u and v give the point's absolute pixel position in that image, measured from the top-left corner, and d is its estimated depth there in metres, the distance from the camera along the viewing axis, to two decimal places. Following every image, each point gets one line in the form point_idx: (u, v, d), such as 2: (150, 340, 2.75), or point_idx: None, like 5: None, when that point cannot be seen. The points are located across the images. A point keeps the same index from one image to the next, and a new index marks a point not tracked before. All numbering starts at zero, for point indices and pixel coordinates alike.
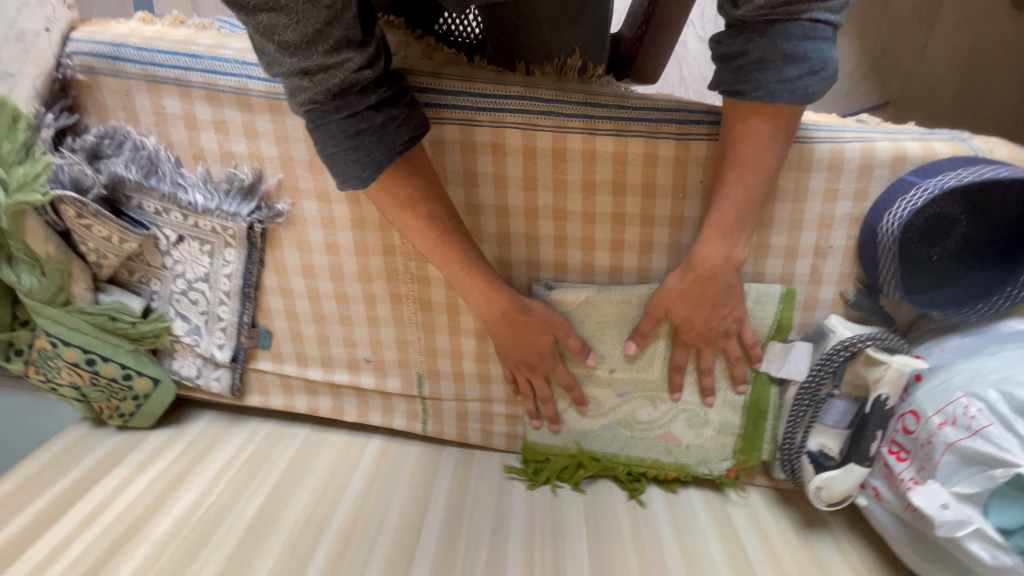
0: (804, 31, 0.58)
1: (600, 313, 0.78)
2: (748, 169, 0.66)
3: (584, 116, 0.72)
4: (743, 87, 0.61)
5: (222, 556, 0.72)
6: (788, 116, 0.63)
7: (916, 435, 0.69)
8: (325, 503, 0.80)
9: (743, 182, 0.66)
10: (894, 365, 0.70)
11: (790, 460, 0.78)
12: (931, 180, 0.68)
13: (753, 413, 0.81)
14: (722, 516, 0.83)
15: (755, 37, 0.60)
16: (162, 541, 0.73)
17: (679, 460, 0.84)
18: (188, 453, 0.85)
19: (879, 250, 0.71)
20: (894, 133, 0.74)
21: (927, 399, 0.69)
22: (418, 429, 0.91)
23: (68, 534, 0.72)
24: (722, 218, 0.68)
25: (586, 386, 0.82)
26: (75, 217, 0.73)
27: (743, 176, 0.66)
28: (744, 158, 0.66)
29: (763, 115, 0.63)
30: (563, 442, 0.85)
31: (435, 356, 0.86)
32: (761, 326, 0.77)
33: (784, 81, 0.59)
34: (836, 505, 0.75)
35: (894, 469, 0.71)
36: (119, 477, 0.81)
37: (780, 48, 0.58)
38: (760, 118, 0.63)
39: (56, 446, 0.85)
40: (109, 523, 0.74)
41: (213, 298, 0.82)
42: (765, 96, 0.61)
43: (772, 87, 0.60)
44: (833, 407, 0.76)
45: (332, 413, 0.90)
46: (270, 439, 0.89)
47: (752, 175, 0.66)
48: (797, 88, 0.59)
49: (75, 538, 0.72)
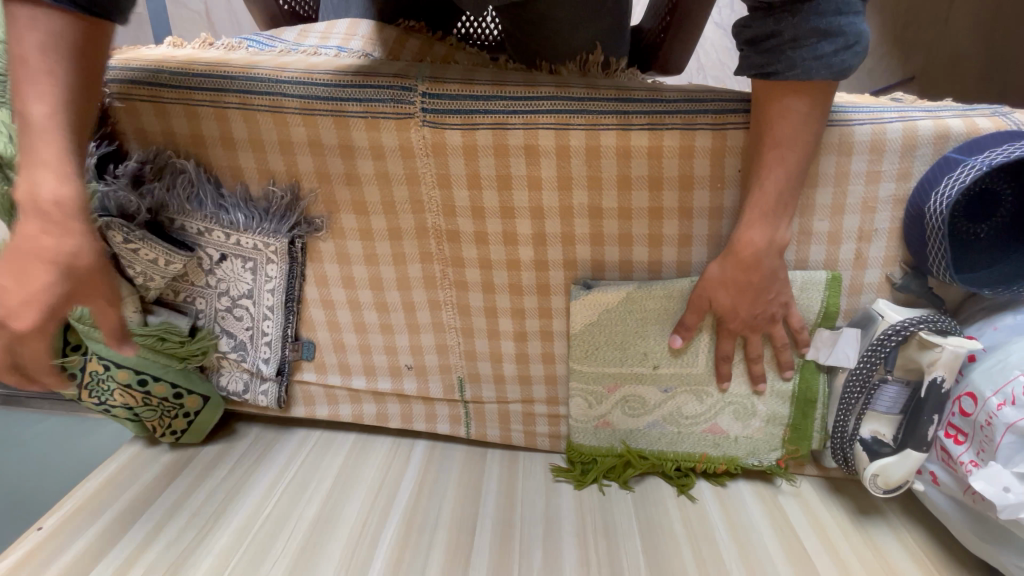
0: (837, 6, 0.56)
1: (642, 310, 0.78)
2: (786, 151, 0.63)
3: (617, 112, 0.72)
4: (777, 67, 0.59)
5: (283, 566, 0.73)
6: (822, 93, 0.61)
7: (974, 417, 0.67)
8: (377, 510, 0.80)
9: (780, 164, 0.64)
10: (948, 347, 0.68)
11: (842, 447, 0.77)
12: (978, 157, 0.66)
13: (802, 402, 0.81)
14: (775, 507, 0.83)
15: (785, 16, 0.57)
16: (224, 554, 0.74)
17: (729, 453, 0.84)
18: (240, 466, 0.87)
19: (927, 231, 0.70)
20: (936, 110, 0.72)
21: (984, 380, 0.67)
22: (462, 433, 0.91)
23: (134, 550, 0.74)
24: (763, 201, 0.65)
25: (630, 384, 0.82)
26: (122, 241, 0.73)
27: (781, 158, 0.64)
28: (782, 139, 0.63)
29: (797, 93, 0.61)
30: (609, 442, 0.85)
31: (475, 359, 0.86)
32: (806, 314, 0.76)
33: (819, 57, 0.56)
34: (894, 491, 0.73)
35: (953, 453, 0.69)
36: (177, 492, 0.82)
37: (813, 25, 0.56)
38: (795, 97, 0.61)
39: (114, 464, 0.87)
40: (171, 539, 0.76)
41: (257, 314, 0.83)
42: (802, 74, 0.58)
43: (807, 65, 0.57)
44: (885, 392, 0.75)
45: (376, 421, 0.91)
46: (318, 449, 0.90)
47: (793, 155, 0.63)
48: (834, 63, 0.57)
49: (140, 554, 0.74)
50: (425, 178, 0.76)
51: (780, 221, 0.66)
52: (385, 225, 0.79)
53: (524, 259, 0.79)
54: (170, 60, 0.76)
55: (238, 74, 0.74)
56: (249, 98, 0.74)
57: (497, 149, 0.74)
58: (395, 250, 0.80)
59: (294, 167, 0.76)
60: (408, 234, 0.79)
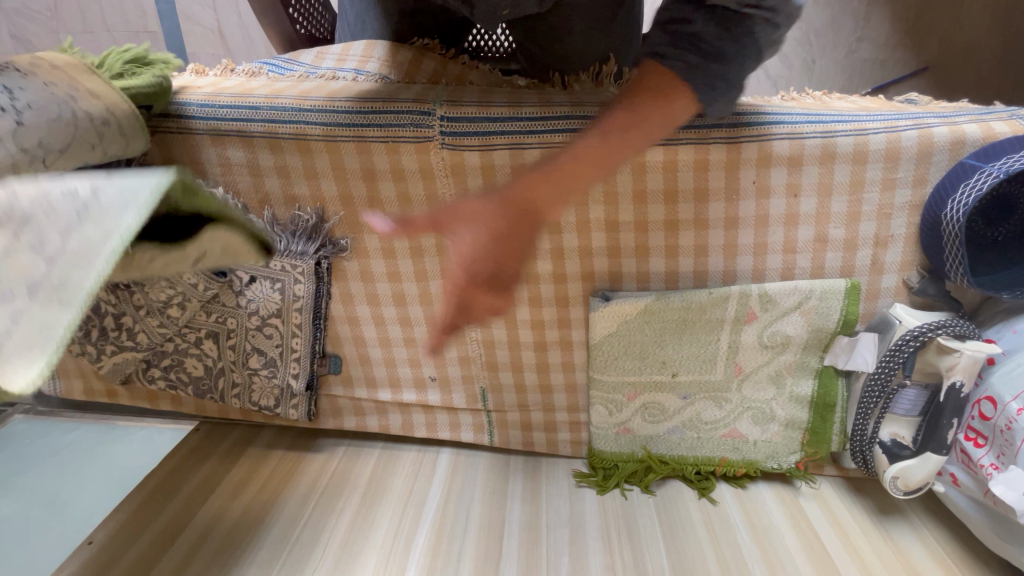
0: None
1: (660, 320, 0.80)
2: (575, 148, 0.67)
3: None
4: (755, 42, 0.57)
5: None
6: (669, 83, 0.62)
7: (994, 421, 0.68)
8: (408, 518, 0.83)
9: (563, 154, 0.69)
10: (967, 352, 0.69)
11: (862, 450, 0.78)
12: (995, 164, 0.66)
13: (820, 407, 0.82)
14: (795, 509, 0.84)
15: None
16: (266, 565, 0.78)
17: (747, 457, 0.86)
18: (275, 478, 0.90)
19: (944, 237, 0.70)
20: (951, 115, 0.72)
21: (1004, 385, 0.68)
22: (485, 441, 0.93)
23: (182, 562, 0.78)
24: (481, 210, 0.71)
25: (650, 392, 0.84)
26: None
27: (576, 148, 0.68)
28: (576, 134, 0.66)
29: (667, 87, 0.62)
30: (630, 448, 0.87)
31: (497, 369, 0.89)
32: (824, 321, 0.77)
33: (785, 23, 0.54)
34: (914, 492, 0.75)
35: (973, 456, 0.70)
36: (218, 504, 0.86)
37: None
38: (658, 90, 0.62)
39: (156, 477, 0.90)
40: (216, 550, 0.80)
41: (287, 332, 0.86)
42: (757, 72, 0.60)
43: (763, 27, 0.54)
44: (904, 396, 0.76)
45: (402, 430, 0.94)
46: (348, 459, 0.93)
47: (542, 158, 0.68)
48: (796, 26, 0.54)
49: (187, 566, 0.78)
50: (444, 198, 0.78)
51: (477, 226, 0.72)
52: (407, 244, 0.82)
53: (542, 272, 0.81)
54: (197, 92, 0.79)
55: (262, 104, 0.76)
56: (274, 126, 0.76)
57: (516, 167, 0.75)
58: (417, 266, 0.83)
59: (319, 192, 0.79)
60: (430, 251, 0.81)
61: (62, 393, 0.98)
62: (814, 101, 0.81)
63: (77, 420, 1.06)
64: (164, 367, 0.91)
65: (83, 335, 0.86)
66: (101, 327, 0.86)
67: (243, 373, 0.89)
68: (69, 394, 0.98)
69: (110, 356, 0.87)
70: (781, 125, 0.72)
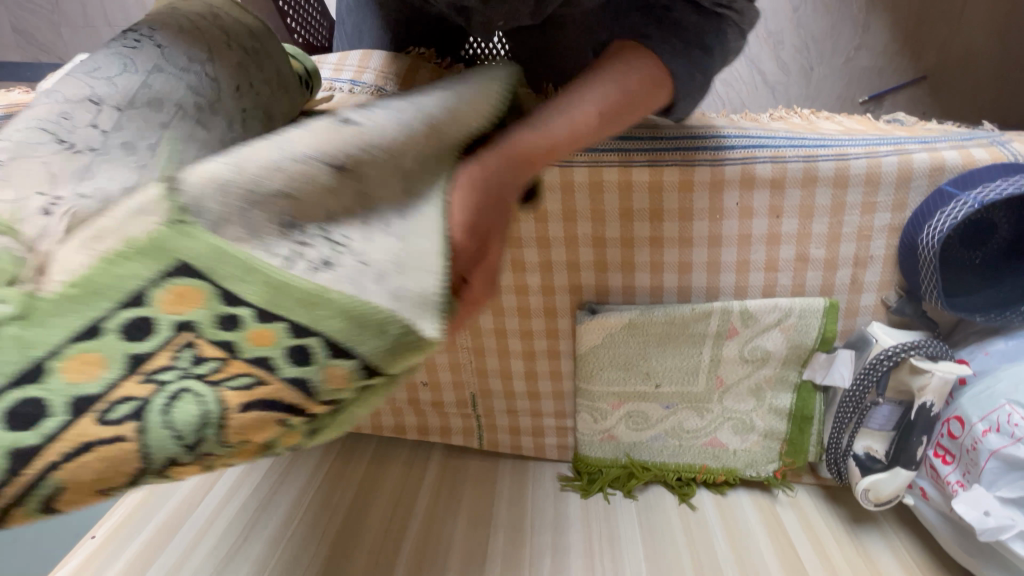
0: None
1: (645, 333, 0.82)
2: (573, 102, 0.45)
3: (619, 150, 0.75)
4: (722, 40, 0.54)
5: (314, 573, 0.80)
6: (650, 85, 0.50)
7: (961, 440, 0.71)
8: (398, 519, 0.86)
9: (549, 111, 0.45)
10: (938, 374, 0.71)
11: (837, 462, 0.81)
12: (971, 192, 0.68)
13: (798, 419, 0.85)
14: (771, 515, 0.87)
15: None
16: (261, 561, 0.81)
17: (727, 465, 0.89)
18: (270, 476, 0.93)
19: (920, 261, 0.72)
20: (932, 141, 0.74)
21: (972, 405, 0.71)
22: (475, 444, 0.96)
23: (179, 559, 0.82)
24: None
25: (634, 401, 0.86)
26: None
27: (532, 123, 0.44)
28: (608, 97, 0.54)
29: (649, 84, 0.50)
30: (614, 454, 0.91)
31: (486, 376, 0.91)
32: (803, 338, 0.79)
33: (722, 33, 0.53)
34: (885, 504, 0.78)
35: (940, 472, 0.73)
36: (215, 501, 0.89)
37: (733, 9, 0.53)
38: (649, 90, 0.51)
39: None
40: (213, 547, 0.83)
41: None
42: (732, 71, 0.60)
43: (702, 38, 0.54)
44: (878, 411, 0.78)
45: (394, 432, 0.97)
46: (341, 458, 0.96)
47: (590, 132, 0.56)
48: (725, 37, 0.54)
49: (184, 564, 0.81)
50: None
51: None
52: None
53: (531, 284, 0.83)
54: None
55: None
56: None
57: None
58: None
59: None
60: None
61: None
62: (802, 120, 0.83)
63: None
64: None
65: None
66: None
67: None
68: None
69: None
70: (764, 148, 0.74)
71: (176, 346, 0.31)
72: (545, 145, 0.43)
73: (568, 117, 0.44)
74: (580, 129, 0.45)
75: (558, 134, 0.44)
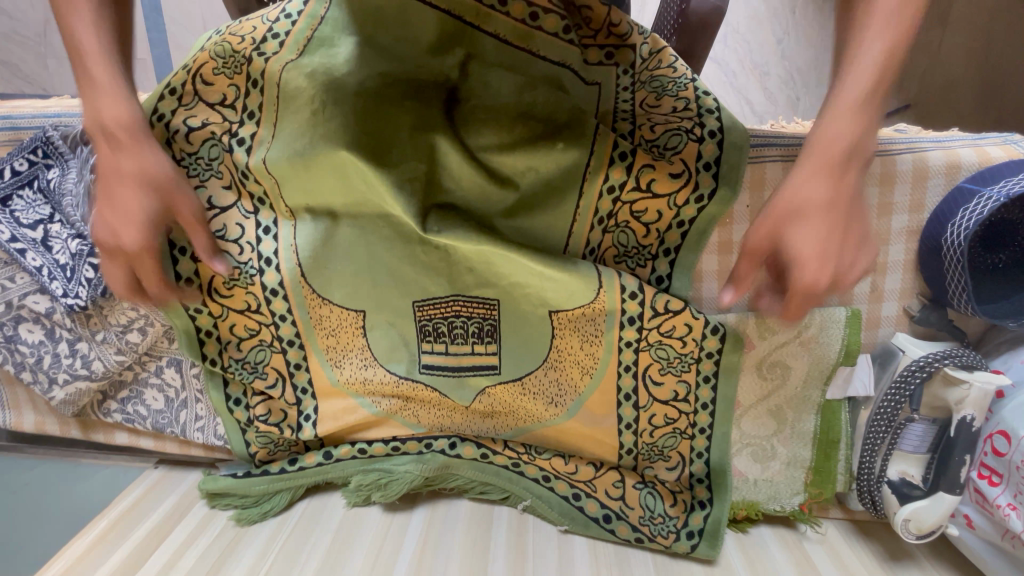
0: None
1: (565, 289, 0.72)
2: (873, 78, 0.56)
3: (642, 143, 0.73)
4: None
5: None
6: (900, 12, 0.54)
7: (1009, 458, 0.64)
8: (379, 570, 0.76)
9: (833, 114, 0.58)
10: (976, 384, 0.65)
11: (870, 490, 0.72)
12: (994, 187, 0.64)
13: (824, 443, 0.77)
14: (801, 556, 0.77)
15: None
16: None
17: (748, 498, 0.79)
18: (226, 534, 0.81)
19: (945, 262, 0.68)
20: (945, 140, 0.72)
21: (1016, 418, 0.65)
22: (466, 487, 0.84)
23: None
24: (855, 80, 0.56)
25: (624, 420, 0.78)
26: None
27: (814, 148, 0.59)
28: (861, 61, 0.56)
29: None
30: (720, 515, 0.76)
31: (470, 412, 0.82)
32: (825, 351, 0.74)
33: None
34: (927, 538, 0.69)
35: (988, 496, 0.65)
36: (168, 551, 0.78)
37: None
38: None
39: (101, 523, 0.82)
40: None
41: (188, 377, 0.84)
42: None
43: None
44: (912, 431, 0.71)
45: (370, 485, 0.83)
46: (315, 504, 0.85)
47: (869, 67, 0.56)
48: None
49: None
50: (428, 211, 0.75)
51: (878, 102, 0.56)
52: (378, 271, 0.77)
53: None
54: None
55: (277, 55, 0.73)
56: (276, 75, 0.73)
57: (651, 108, 0.72)
58: (393, 293, 0.78)
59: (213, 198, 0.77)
60: (406, 278, 0.76)
61: (11, 426, 0.92)
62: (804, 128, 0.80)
63: (27, 448, 0.95)
64: (122, 399, 0.86)
65: (34, 361, 0.81)
66: (52, 352, 0.80)
67: (207, 404, 0.85)
68: (18, 427, 0.92)
69: (63, 386, 0.81)
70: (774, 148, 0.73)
71: (294, 461, 0.85)
72: (825, 146, 0.58)
73: (856, 74, 0.56)
74: (843, 125, 0.58)
75: (809, 189, 0.59)
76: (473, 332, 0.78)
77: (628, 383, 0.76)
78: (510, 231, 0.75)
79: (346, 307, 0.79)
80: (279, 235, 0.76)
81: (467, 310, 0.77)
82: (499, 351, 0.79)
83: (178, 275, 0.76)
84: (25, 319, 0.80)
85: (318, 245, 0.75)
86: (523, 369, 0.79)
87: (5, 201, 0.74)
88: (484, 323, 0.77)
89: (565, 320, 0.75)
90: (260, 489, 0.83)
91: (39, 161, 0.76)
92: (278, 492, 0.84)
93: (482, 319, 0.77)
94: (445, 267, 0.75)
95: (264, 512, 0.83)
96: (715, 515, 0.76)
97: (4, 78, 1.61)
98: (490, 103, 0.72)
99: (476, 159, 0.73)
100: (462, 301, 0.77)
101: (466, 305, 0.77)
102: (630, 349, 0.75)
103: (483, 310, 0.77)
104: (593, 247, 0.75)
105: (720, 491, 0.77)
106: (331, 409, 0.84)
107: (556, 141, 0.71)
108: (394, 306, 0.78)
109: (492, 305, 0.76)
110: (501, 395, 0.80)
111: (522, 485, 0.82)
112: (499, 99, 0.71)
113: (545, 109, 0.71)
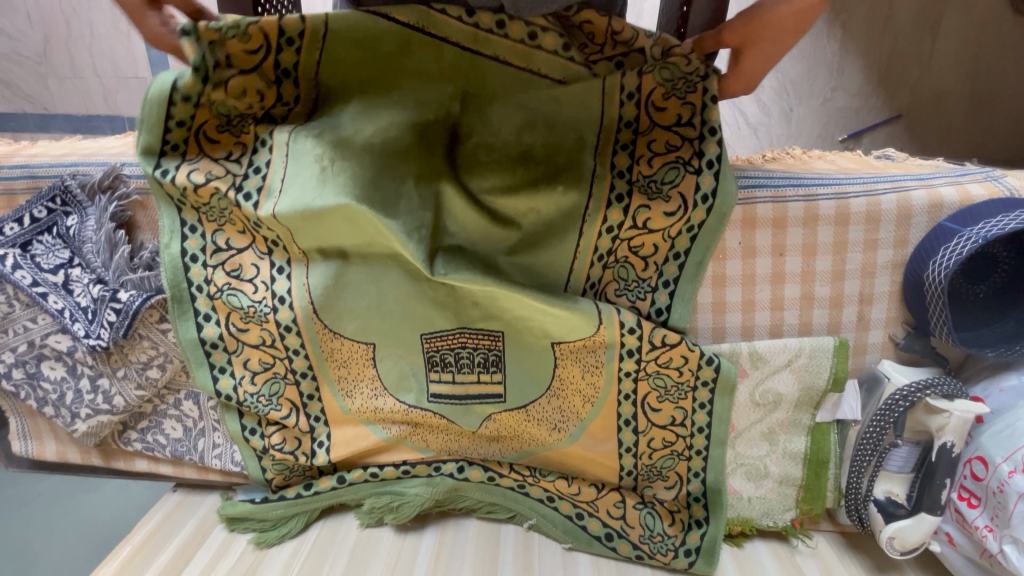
0: None
1: (567, 324, 0.76)
2: None
3: (642, 170, 0.74)
4: None
5: None
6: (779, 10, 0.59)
7: (987, 482, 0.68)
8: None
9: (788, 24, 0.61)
10: (956, 413, 0.69)
11: (857, 508, 0.76)
12: (973, 228, 0.68)
13: (814, 463, 0.81)
14: (793, 569, 0.81)
15: None
16: None
17: (743, 514, 0.83)
18: (245, 558, 0.85)
19: (927, 297, 0.71)
20: (928, 178, 0.75)
21: (994, 445, 0.69)
22: (474, 507, 0.88)
23: None
24: None
25: (625, 445, 0.82)
26: (157, 320, 0.80)
27: None
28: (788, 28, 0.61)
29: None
30: (716, 533, 0.80)
31: (478, 437, 0.86)
32: (815, 379, 0.77)
33: None
34: (911, 554, 0.73)
35: (968, 517, 0.69)
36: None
37: None
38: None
39: (126, 548, 0.86)
40: None
41: (205, 408, 0.88)
42: None
43: None
44: (897, 453, 0.75)
45: (382, 508, 0.87)
46: (329, 526, 0.89)
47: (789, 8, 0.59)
48: None
49: None
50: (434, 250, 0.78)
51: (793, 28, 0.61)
52: (387, 308, 0.80)
53: None
54: None
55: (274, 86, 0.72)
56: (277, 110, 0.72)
57: (656, 108, 0.72)
58: (401, 328, 0.81)
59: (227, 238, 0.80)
60: (414, 313, 0.79)
61: (34, 455, 0.96)
62: (795, 163, 0.83)
63: (50, 474, 0.99)
64: (142, 429, 0.90)
65: (56, 397, 0.84)
66: (74, 388, 0.84)
67: (224, 433, 0.88)
68: (41, 455, 0.96)
69: (85, 420, 0.85)
70: (765, 187, 0.76)
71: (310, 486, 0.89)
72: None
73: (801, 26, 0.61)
74: None
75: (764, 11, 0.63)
76: (479, 364, 0.81)
77: (627, 410, 0.80)
78: (513, 268, 0.78)
79: (356, 341, 0.82)
80: (292, 274, 0.79)
81: (473, 342, 0.81)
82: (504, 381, 0.82)
83: (196, 313, 0.80)
84: (47, 358, 0.83)
85: (328, 284, 0.78)
86: (528, 398, 0.82)
87: (26, 247, 0.78)
88: (490, 354, 0.81)
89: (567, 352, 0.78)
90: (278, 513, 0.87)
91: (58, 209, 0.80)
92: (296, 515, 0.88)
93: (488, 350, 0.81)
94: (450, 303, 0.79)
95: (281, 534, 0.87)
96: (711, 532, 0.80)
97: (6, 98, 1.62)
98: (491, 141, 0.74)
99: (478, 200, 0.76)
100: (468, 334, 0.80)
101: (472, 336, 0.80)
102: (630, 378, 0.78)
103: (489, 341, 0.80)
104: (593, 282, 0.78)
105: (715, 510, 0.81)
106: (343, 437, 0.87)
107: (557, 183, 0.74)
108: (402, 340, 0.82)
109: (497, 337, 0.79)
110: (507, 422, 0.84)
111: (528, 505, 0.86)
112: (500, 141, 0.74)
113: (545, 151, 0.75)
